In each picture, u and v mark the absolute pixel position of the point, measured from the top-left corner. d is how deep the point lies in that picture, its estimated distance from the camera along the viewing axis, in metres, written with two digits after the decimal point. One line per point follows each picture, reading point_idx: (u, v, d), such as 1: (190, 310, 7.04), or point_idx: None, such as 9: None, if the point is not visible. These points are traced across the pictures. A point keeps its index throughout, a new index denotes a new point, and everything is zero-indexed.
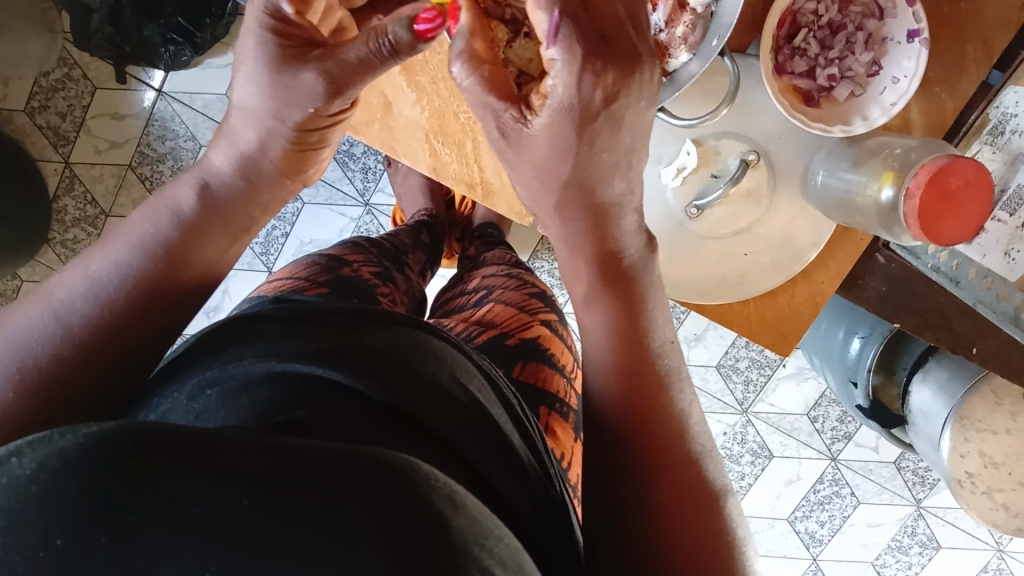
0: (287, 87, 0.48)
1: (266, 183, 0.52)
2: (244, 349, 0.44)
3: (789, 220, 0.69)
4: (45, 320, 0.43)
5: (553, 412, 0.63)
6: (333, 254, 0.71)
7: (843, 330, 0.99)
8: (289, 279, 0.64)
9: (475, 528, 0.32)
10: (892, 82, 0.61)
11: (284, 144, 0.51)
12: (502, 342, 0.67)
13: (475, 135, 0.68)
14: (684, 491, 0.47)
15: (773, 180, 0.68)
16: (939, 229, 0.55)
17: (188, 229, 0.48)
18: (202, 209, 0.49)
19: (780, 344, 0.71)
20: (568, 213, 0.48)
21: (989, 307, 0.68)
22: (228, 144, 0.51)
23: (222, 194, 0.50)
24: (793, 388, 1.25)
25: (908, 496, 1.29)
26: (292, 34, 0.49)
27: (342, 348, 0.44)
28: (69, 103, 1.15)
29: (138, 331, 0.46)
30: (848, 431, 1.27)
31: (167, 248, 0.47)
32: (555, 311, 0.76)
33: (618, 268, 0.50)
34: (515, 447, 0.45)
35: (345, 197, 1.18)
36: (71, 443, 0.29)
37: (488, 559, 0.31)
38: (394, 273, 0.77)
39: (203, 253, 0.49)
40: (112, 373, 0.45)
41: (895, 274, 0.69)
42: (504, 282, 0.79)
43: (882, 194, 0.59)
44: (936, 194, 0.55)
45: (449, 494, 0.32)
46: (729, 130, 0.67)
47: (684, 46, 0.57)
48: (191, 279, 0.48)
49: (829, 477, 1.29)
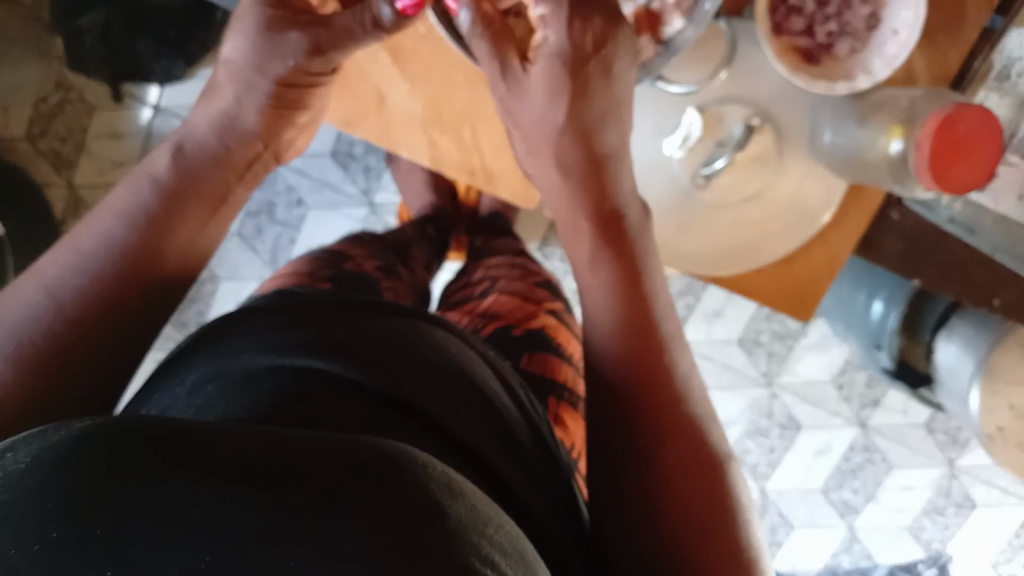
0: (270, 47, 0.54)
1: (241, 148, 0.56)
2: (243, 344, 0.44)
3: (798, 182, 0.67)
4: (37, 296, 0.45)
5: (564, 400, 0.63)
6: (337, 249, 0.70)
7: (864, 292, 0.98)
8: (289, 275, 0.64)
9: (474, 516, 0.31)
10: (892, 34, 0.59)
11: (263, 99, 0.55)
12: (508, 333, 0.67)
13: (472, 122, 0.67)
14: (694, 460, 0.45)
15: (779, 143, 0.66)
16: (950, 177, 0.54)
17: (162, 205, 0.50)
18: (178, 173, 0.52)
19: (798, 310, 0.70)
20: (557, 155, 0.56)
21: (1008, 253, 0.66)
22: (207, 117, 0.56)
23: (200, 163, 0.53)
24: (818, 356, 1.25)
25: (940, 457, 1.28)
26: (292, 6, 0.55)
27: (344, 341, 0.44)
28: (68, 126, 1.15)
29: (125, 311, 0.46)
30: (876, 396, 1.27)
31: (148, 214, 0.49)
32: (560, 299, 0.75)
33: (619, 223, 0.54)
34: (520, 435, 0.45)
35: (350, 198, 1.17)
36: (65, 437, 0.30)
37: (489, 546, 0.30)
38: (398, 266, 0.77)
39: (187, 237, 0.51)
40: (108, 358, 0.45)
41: (911, 229, 0.68)
42: (508, 272, 0.78)
43: (892, 146, 0.58)
44: (945, 141, 0.53)
45: (447, 485, 0.31)
46: (732, 95, 0.65)
47: (677, 12, 0.56)
48: (169, 254, 0.50)
49: (860, 444, 1.28)
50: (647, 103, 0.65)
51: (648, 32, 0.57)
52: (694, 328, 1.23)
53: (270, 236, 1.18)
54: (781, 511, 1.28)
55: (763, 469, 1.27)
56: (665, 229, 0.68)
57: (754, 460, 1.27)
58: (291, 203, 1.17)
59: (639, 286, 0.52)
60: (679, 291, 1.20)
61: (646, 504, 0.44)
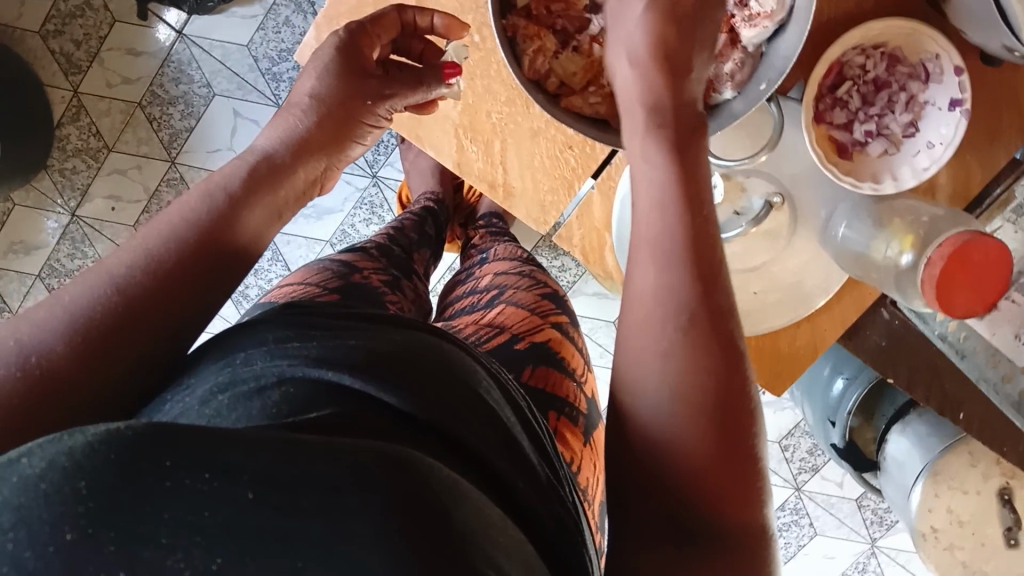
0: (349, 84, 0.56)
1: (309, 157, 0.53)
2: (254, 347, 0.43)
3: (802, 264, 0.69)
4: (99, 287, 0.42)
5: (562, 415, 0.62)
6: (344, 260, 0.69)
7: (828, 367, 1.02)
8: (301, 283, 0.63)
9: (474, 519, 0.33)
10: (927, 146, 0.61)
11: (333, 119, 0.55)
12: (511, 346, 0.66)
13: (504, 137, 0.68)
14: (729, 434, 0.39)
15: (793, 222, 0.67)
16: (952, 300, 0.56)
17: (224, 215, 0.47)
18: (247, 181, 0.49)
19: (773, 382, 0.72)
20: (632, 56, 0.45)
21: (992, 387, 0.69)
22: (278, 125, 0.54)
23: (275, 150, 0.52)
24: (768, 415, 1.30)
25: (864, 534, 1.33)
26: (361, 58, 0.57)
27: (351, 347, 0.44)
28: (85, 31, 1.13)
29: (176, 303, 0.44)
30: (816, 465, 1.30)
31: (219, 220, 0.47)
32: (566, 313, 0.75)
33: (684, 122, 0.43)
34: (522, 441, 0.45)
35: (354, 166, 1.17)
36: (81, 443, 0.28)
37: (493, 549, 0.33)
38: (402, 282, 0.73)
39: (257, 225, 0.49)
40: (152, 348, 0.43)
41: (896, 330, 0.71)
42: (516, 282, 0.77)
43: (904, 257, 0.59)
44: (957, 264, 0.55)
45: (452, 488, 0.33)
46: (761, 169, 0.66)
47: (729, 84, 0.56)
48: (225, 261, 0.47)
49: (790, 505, 1.32)
50: None
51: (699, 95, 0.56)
52: None
53: None
54: None
55: None
56: None
57: None
58: None
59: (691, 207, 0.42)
60: None
61: (658, 472, 0.40)
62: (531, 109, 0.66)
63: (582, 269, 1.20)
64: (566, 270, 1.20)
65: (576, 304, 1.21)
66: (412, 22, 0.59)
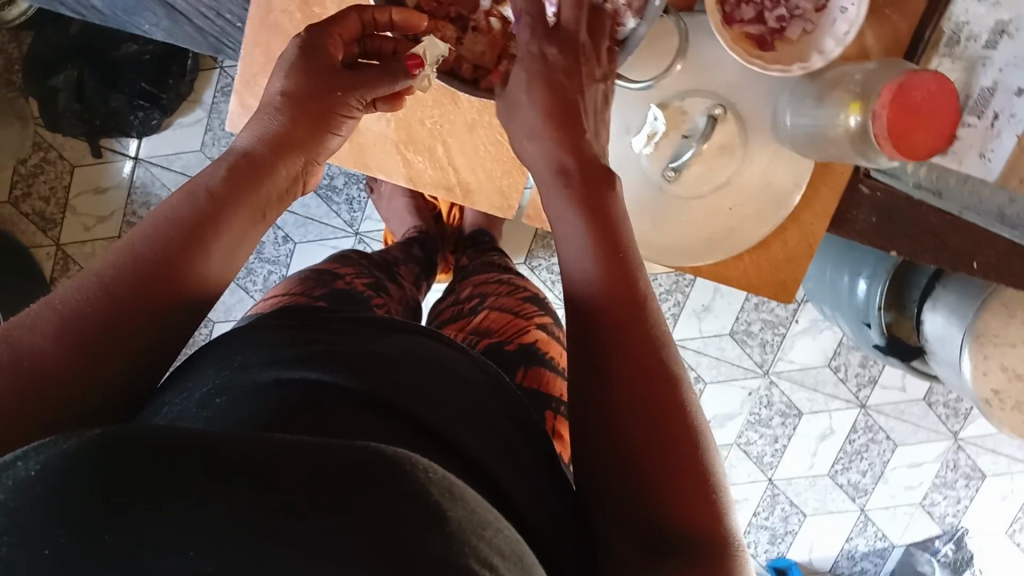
0: (318, 72, 0.55)
1: (292, 158, 0.54)
2: (248, 357, 0.48)
3: (766, 167, 0.68)
4: (88, 283, 0.44)
5: (559, 413, 0.65)
6: (325, 269, 0.73)
7: (848, 274, 1.03)
8: (284, 293, 0.66)
9: (474, 520, 0.33)
10: (841, 12, 0.61)
11: (310, 120, 0.55)
12: (502, 347, 0.68)
13: (444, 140, 0.68)
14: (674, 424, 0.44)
15: (742, 131, 0.67)
16: (910, 144, 0.55)
17: (207, 215, 0.48)
18: (230, 183, 0.50)
19: (780, 292, 0.72)
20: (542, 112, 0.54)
21: (976, 211, 0.68)
22: (258, 126, 0.54)
23: (258, 152, 0.52)
24: (810, 342, 1.28)
25: (944, 431, 1.32)
26: (325, 50, 0.56)
27: (341, 355, 0.48)
28: (50, 185, 1.17)
29: (157, 318, 0.45)
30: (872, 375, 1.30)
31: (199, 219, 0.48)
32: (550, 312, 0.76)
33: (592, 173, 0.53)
34: (507, 425, 0.49)
35: (335, 230, 1.20)
36: (75, 445, 0.32)
37: (490, 549, 0.33)
38: (386, 282, 0.79)
39: (227, 246, 0.49)
40: (133, 371, 0.45)
41: (882, 202, 0.70)
42: (496, 290, 0.79)
43: (850, 122, 0.58)
44: (902, 110, 0.54)
45: (447, 487, 0.34)
46: (692, 88, 0.66)
47: (630, 13, 0.57)
48: (202, 271, 0.48)
49: (862, 424, 1.31)
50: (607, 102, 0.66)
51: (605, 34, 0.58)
52: (686, 326, 1.27)
53: (261, 275, 1.20)
54: (793, 500, 1.33)
55: (770, 460, 1.31)
56: (640, 226, 0.69)
57: (761, 451, 1.31)
58: (278, 240, 1.20)
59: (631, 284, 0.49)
60: (668, 291, 1.24)
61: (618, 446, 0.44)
62: (460, 103, 0.67)
63: None
64: None
65: None
66: (372, 20, 0.58)
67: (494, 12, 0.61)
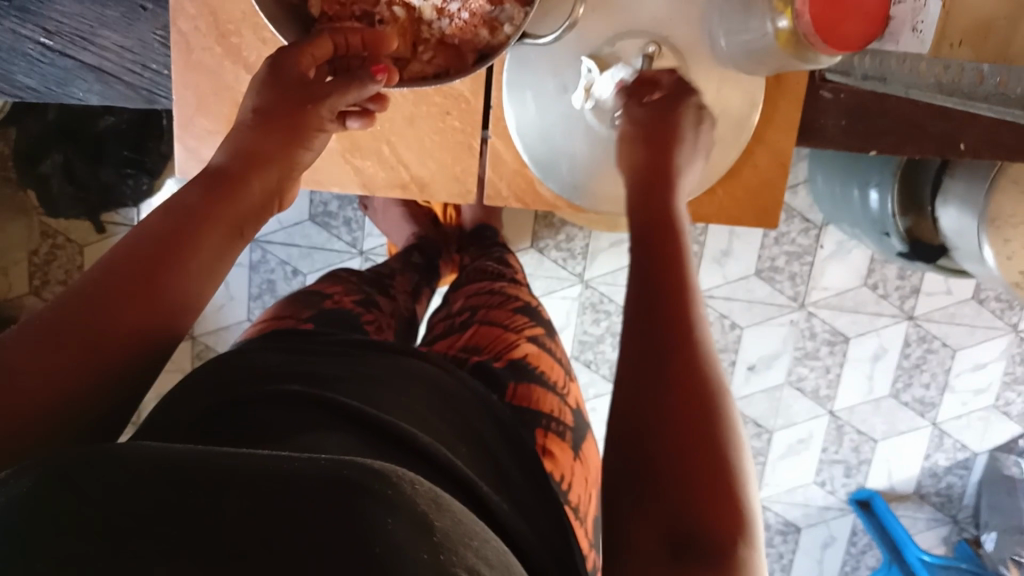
0: (289, 83, 0.57)
1: (268, 169, 0.55)
2: (244, 388, 0.47)
3: (717, 93, 0.65)
4: (69, 299, 0.42)
5: (549, 431, 0.62)
6: (312, 290, 0.71)
7: (859, 186, 1.00)
8: (266, 319, 0.65)
9: (459, 530, 0.33)
10: None
11: (275, 135, 0.56)
12: (490, 364, 0.66)
13: (388, 139, 0.68)
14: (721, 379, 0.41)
15: (682, 63, 0.64)
16: (841, 34, 0.53)
17: (186, 232, 0.47)
18: (209, 198, 0.50)
19: (763, 219, 0.70)
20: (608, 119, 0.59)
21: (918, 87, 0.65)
22: (231, 142, 0.55)
23: (234, 164, 0.54)
24: (841, 264, 1.22)
25: (1002, 325, 1.25)
26: (299, 71, 0.56)
27: (343, 387, 0.48)
28: (65, 269, 1.22)
29: (143, 347, 0.44)
30: (914, 284, 1.23)
31: (174, 236, 0.47)
32: (541, 324, 0.75)
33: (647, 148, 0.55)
34: (491, 451, 0.50)
35: (340, 253, 1.21)
36: (75, 461, 0.32)
37: (472, 555, 0.32)
38: (376, 297, 0.78)
39: (211, 261, 0.48)
40: (118, 395, 0.43)
41: (849, 103, 0.67)
42: (487, 300, 0.76)
43: (779, 27, 0.55)
44: (825, 1, 0.52)
45: (433, 500, 0.33)
46: (622, 30, 0.63)
47: None
48: (190, 288, 0.47)
49: (914, 337, 1.26)
50: (542, 63, 0.65)
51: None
52: (710, 274, 1.23)
53: None
54: (858, 427, 1.30)
55: (826, 393, 1.27)
56: (606, 185, 0.68)
57: (815, 386, 1.27)
58: (288, 275, 1.21)
59: (664, 207, 0.50)
60: None
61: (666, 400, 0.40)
62: (393, 101, 0.66)
63: (587, 231, 1.19)
64: (575, 238, 1.19)
65: (599, 263, 1.20)
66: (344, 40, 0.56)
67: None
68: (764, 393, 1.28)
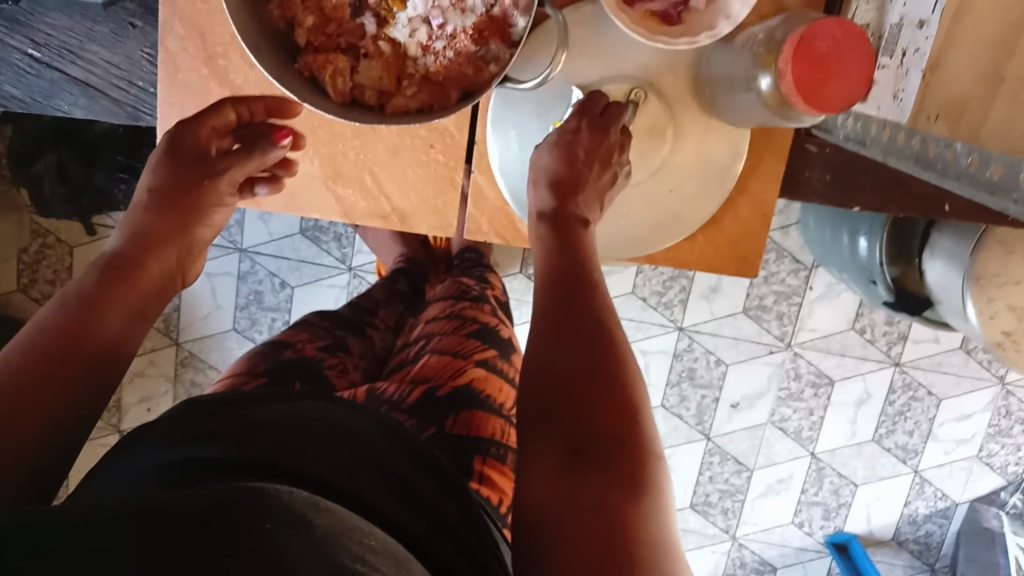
0: (188, 159, 0.61)
1: (167, 247, 0.59)
2: (140, 443, 0.46)
3: (701, 142, 0.65)
4: None
5: (490, 459, 0.61)
6: (277, 339, 0.71)
7: (848, 233, 1.00)
8: (227, 375, 0.65)
9: (342, 526, 0.36)
10: None
11: (177, 212, 0.60)
12: (433, 395, 0.64)
13: (371, 169, 0.68)
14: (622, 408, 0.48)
15: (669, 109, 0.64)
16: (826, 95, 0.52)
17: (79, 314, 0.51)
18: (100, 281, 0.54)
19: (743, 267, 0.70)
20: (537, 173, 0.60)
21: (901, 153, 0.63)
22: (123, 229, 0.58)
23: (129, 247, 0.57)
24: (829, 307, 1.22)
25: (989, 376, 1.25)
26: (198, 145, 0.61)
27: (237, 419, 0.47)
28: (53, 269, 1.22)
29: (45, 424, 0.47)
30: (902, 331, 1.24)
31: (70, 323, 0.50)
32: (496, 347, 0.73)
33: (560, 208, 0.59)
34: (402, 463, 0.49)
35: (329, 268, 1.20)
36: None
37: (360, 547, 0.36)
38: (348, 340, 0.78)
39: (106, 338, 0.52)
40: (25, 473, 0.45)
41: (834, 158, 0.66)
42: (442, 327, 0.75)
43: (762, 83, 0.55)
44: (808, 63, 0.52)
45: (310, 503, 0.36)
46: (610, 74, 0.63)
47: (518, 11, 0.56)
48: (88, 365, 0.50)
49: (899, 383, 1.25)
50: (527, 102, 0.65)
51: (495, 36, 0.57)
52: (697, 310, 1.23)
53: (265, 323, 1.22)
54: (840, 471, 1.28)
55: (809, 434, 1.27)
56: None
57: (798, 427, 1.27)
58: (275, 287, 1.21)
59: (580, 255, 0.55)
60: (672, 278, 1.21)
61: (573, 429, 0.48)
62: (378, 131, 0.66)
63: None
64: None
65: None
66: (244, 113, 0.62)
67: (382, 34, 0.58)
68: (746, 430, 1.27)
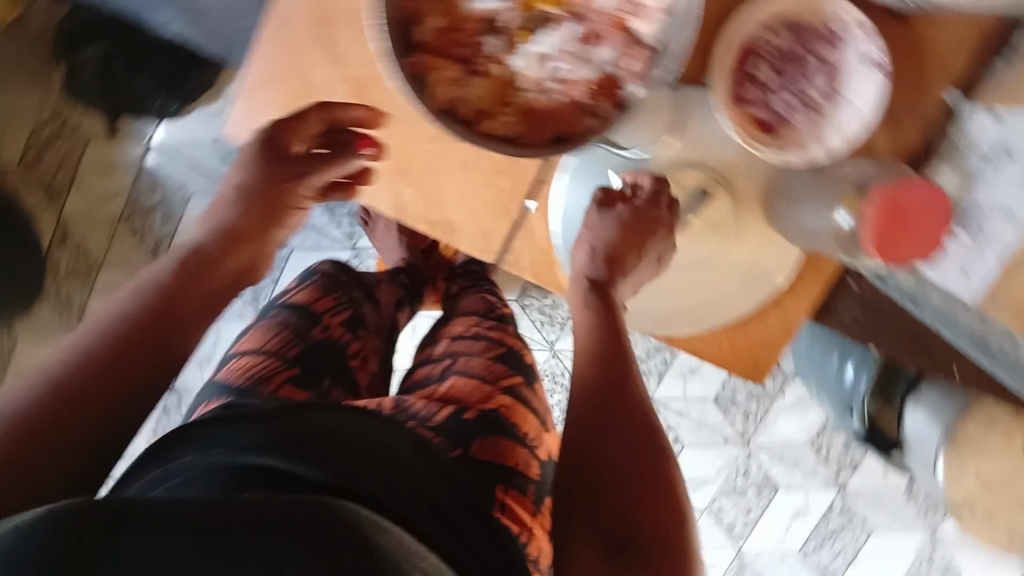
0: (270, 160, 0.64)
1: (242, 243, 0.63)
2: (201, 443, 0.51)
3: (755, 249, 0.67)
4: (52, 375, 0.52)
5: (512, 489, 0.61)
6: (307, 304, 0.80)
7: (837, 359, 1.02)
8: (262, 349, 0.74)
9: None
10: (850, 108, 0.60)
11: (259, 208, 0.64)
12: (461, 417, 0.65)
13: (435, 175, 0.68)
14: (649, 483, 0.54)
15: (736, 208, 0.66)
16: (896, 250, 0.54)
17: (154, 305, 0.57)
18: (175, 275, 0.59)
19: (751, 372, 0.72)
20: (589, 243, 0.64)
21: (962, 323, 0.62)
22: (207, 222, 0.64)
23: (205, 241, 0.62)
24: (794, 417, 1.27)
25: (922, 524, 1.29)
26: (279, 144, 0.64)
27: (288, 434, 0.51)
28: (60, 156, 1.20)
29: (115, 403, 0.53)
30: (854, 459, 1.27)
31: (145, 315, 0.56)
32: (523, 373, 0.74)
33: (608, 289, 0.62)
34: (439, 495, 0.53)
35: (333, 241, 1.20)
36: (28, 528, 0.40)
37: None
38: (363, 306, 0.86)
39: (178, 329, 0.57)
40: (93, 449, 0.52)
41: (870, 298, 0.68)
42: (469, 347, 0.75)
43: (839, 217, 0.57)
44: (891, 217, 0.54)
45: None
46: (692, 159, 0.65)
47: (635, 81, 0.56)
48: (159, 360, 0.56)
49: (838, 507, 1.28)
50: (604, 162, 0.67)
51: (605, 97, 0.58)
52: (671, 385, 1.26)
53: None
54: None
55: (739, 530, 1.28)
56: None
57: (732, 521, 1.28)
58: None
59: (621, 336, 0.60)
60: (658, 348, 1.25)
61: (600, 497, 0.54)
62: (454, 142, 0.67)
63: None
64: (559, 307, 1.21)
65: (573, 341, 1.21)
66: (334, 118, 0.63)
67: (498, 58, 0.59)
68: None
